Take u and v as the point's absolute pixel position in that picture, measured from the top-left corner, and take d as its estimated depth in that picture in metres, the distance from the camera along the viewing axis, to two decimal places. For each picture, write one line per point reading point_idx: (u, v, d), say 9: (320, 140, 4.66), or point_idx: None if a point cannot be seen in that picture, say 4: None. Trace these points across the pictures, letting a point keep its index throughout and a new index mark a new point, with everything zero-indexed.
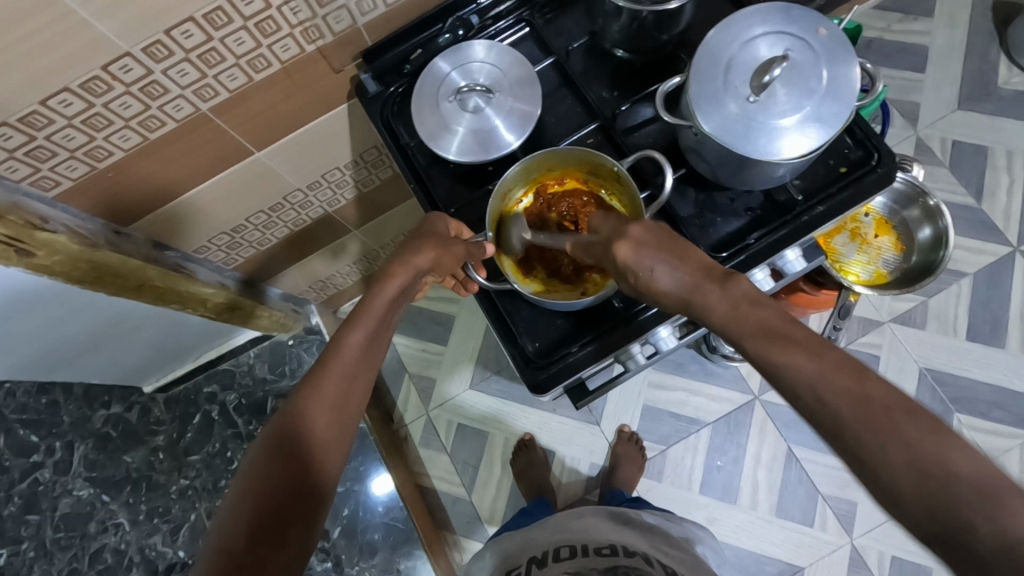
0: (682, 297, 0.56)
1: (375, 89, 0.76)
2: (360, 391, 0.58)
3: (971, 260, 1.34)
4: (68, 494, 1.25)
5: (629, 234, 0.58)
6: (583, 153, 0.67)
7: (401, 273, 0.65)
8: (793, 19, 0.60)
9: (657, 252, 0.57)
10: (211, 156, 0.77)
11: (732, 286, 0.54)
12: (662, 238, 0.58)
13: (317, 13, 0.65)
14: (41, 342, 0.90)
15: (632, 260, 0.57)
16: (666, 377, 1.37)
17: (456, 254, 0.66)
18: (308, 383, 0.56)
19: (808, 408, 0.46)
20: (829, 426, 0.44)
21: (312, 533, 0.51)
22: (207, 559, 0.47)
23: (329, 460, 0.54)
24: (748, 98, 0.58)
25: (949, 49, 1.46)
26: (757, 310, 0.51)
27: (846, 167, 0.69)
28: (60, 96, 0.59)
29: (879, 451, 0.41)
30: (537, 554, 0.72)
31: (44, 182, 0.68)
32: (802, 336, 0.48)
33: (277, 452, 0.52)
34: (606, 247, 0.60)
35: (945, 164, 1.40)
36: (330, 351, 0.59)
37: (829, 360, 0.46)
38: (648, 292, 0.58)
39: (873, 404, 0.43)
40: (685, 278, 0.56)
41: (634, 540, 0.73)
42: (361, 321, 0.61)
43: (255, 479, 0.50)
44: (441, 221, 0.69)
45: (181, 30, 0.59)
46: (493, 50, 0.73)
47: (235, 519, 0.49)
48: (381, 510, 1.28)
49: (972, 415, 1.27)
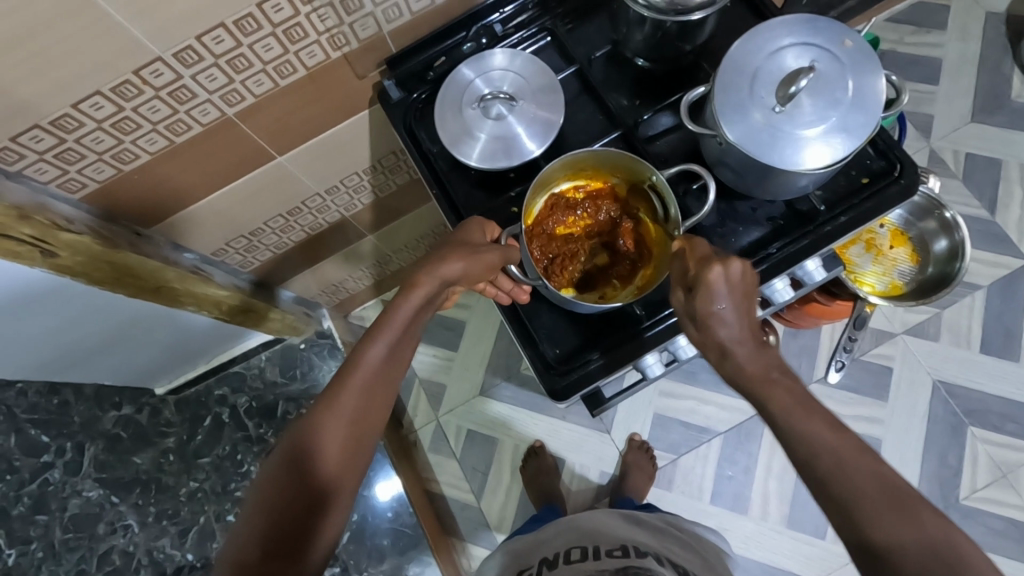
0: (724, 345, 0.56)
1: (398, 94, 0.77)
2: (378, 406, 0.58)
3: (985, 273, 1.33)
4: (76, 495, 1.27)
5: (731, 266, 0.57)
6: (621, 159, 0.68)
7: (426, 283, 0.63)
8: (820, 30, 0.61)
9: (725, 291, 0.57)
10: (233, 160, 0.77)
11: (764, 352, 0.56)
12: (748, 289, 0.58)
13: (344, 20, 0.66)
14: (62, 343, 0.92)
15: (716, 291, 0.57)
16: (677, 386, 1.36)
17: (487, 263, 0.64)
18: (327, 393, 0.56)
19: (823, 474, 0.47)
20: (839, 494, 0.46)
21: (325, 548, 0.51)
22: (223, 569, 0.48)
23: (345, 477, 0.53)
24: (774, 108, 0.58)
25: (962, 62, 1.46)
26: (781, 379, 0.54)
27: (869, 177, 0.69)
28: (91, 100, 0.60)
29: (891, 527, 0.44)
30: (549, 556, 0.70)
31: (70, 184, 0.69)
32: (819, 406, 0.51)
33: (292, 466, 0.52)
34: (704, 263, 0.58)
35: (957, 176, 1.40)
36: (348, 364, 0.58)
37: (844, 432, 0.49)
38: (703, 323, 0.58)
39: (888, 482, 0.46)
40: (738, 329, 0.56)
41: (644, 541, 0.70)
42: (383, 332, 0.60)
43: (269, 492, 0.51)
44: (476, 229, 0.67)
45: (211, 36, 0.60)
46: (516, 58, 0.73)
47: (249, 531, 0.49)
48: (389, 516, 1.30)
49: (985, 428, 1.26)
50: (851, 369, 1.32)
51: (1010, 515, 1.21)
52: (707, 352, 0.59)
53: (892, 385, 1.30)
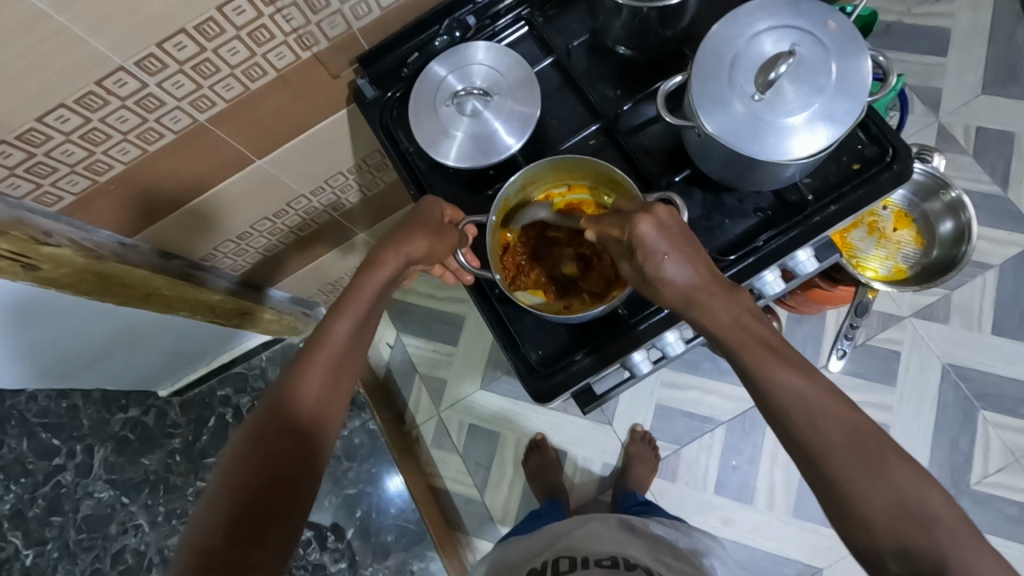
0: (686, 295, 0.55)
1: (372, 93, 0.75)
2: (344, 385, 0.57)
3: (997, 252, 1.29)
4: (89, 496, 1.30)
5: (655, 214, 0.56)
6: (612, 173, 0.65)
7: (392, 261, 0.62)
8: (801, 12, 0.58)
9: (660, 240, 0.55)
10: (211, 165, 0.76)
11: (732, 296, 0.55)
12: (681, 230, 0.57)
13: (311, 20, 0.64)
14: (58, 353, 0.92)
15: (652, 244, 0.55)
16: (680, 376, 1.34)
17: (449, 242, 0.65)
18: (290, 374, 0.55)
19: (796, 428, 0.50)
20: (810, 447, 0.49)
21: (295, 530, 0.50)
22: (184, 558, 0.46)
23: (313, 455, 0.52)
24: (754, 96, 0.56)
25: (973, 31, 1.40)
26: (756, 327, 0.54)
27: (860, 164, 0.66)
28: (56, 113, 0.59)
29: (855, 477, 0.46)
30: (537, 566, 0.69)
31: (46, 197, 0.68)
32: (796, 358, 0.52)
33: (256, 448, 0.50)
34: (628, 220, 0.57)
35: (968, 152, 1.35)
36: (313, 343, 0.57)
37: (820, 384, 0.50)
38: (656, 282, 0.56)
39: (857, 433, 0.48)
40: (694, 278, 0.55)
41: (635, 553, 0.69)
42: (346, 311, 0.59)
43: (233, 475, 0.49)
44: (433, 208, 0.66)
45: (173, 42, 0.58)
46: (491, 51, 0.71)
47: (212, 517, 0.47)
48: (393, 512, 1.36)
49: (998, 413, 1.23)
50: (857, 355, 1.29)
51: None
52: (675, 308, 0.58)
53: (900, 369, 1.27)
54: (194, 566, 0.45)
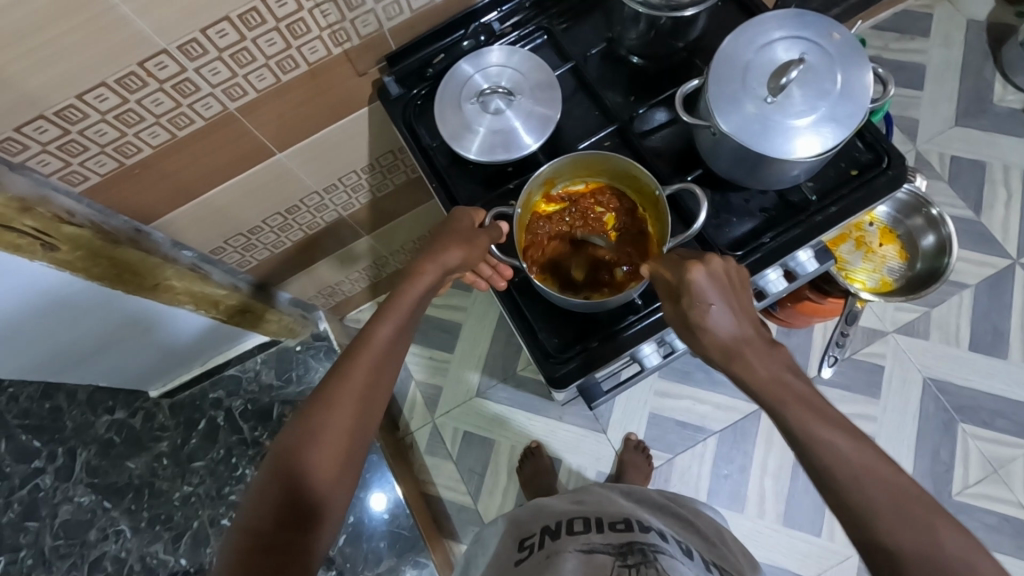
0: (728, 347, 0.58)
1: (397, 91, 0.78)
2: (385, 384, 0.59)
3: (972, 272, 1.36)
4: (68, 501, 1.27)
5: (710, 265, 0.60)
6: (628, 167, 0.69)
7: (430, 271, 0.66)
8: (808, 24, 0.63)
9: (710, 289, 0.59)
10: (235, 156, 0.78)
11: (775, 354, 0.57)
12: (734, 287, 0.61)
13: (346, 16, 0.67)
14: (57, 343, 0.91)
15: (702, 292, 0.59)
16: (672, 386, 1.37)
17: (482, 247, 0.68)
18: (337, 370, 0.58)
19: (840, 485, 0.49)
20: (853, 501, 0.48)
21: (336, 520, 0.53)
22: (234, 539, 0.49)
23: (356, 450, 0.55)
24: (766, 99, 0.60)
25: (945, 67, 1.50)
26: (796, 385, 0.55)
27: (857, 170, 0.71)
28: (96, 91, 0.61)
29: (885, 514, 0.47)
30: (550, 524, 0.70)
31: (72, 177, 0.69)
32: (839, 418, 0.52)
33: (304, 441, 0.53)
34: (681, 266, 0.61)
35: (943, 177, 1.43)
36: (358, 342, 0.60)
37: (843, 423, 0.51)
38: (700, 330, 0.59)
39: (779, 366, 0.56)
40: (735, 328, 0.58)
41: (645, 516, 0.70)
42: (390, 314, 0.62)
43: (284, 461, 0.52)
44: (468, 217, 0.69)
45: (216, 29, 0.61)
46: (513, 55, 0.75)
47: (263, 501, 0.50)
48: (386, 518, 1.32)
49: (976, 425, 1.28)
50: (843, 367, 1.34)
51: (1003, 510, 1.23)
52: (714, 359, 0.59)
53: (884, 383, 1.32)
54: (246, 545, 0.48)
